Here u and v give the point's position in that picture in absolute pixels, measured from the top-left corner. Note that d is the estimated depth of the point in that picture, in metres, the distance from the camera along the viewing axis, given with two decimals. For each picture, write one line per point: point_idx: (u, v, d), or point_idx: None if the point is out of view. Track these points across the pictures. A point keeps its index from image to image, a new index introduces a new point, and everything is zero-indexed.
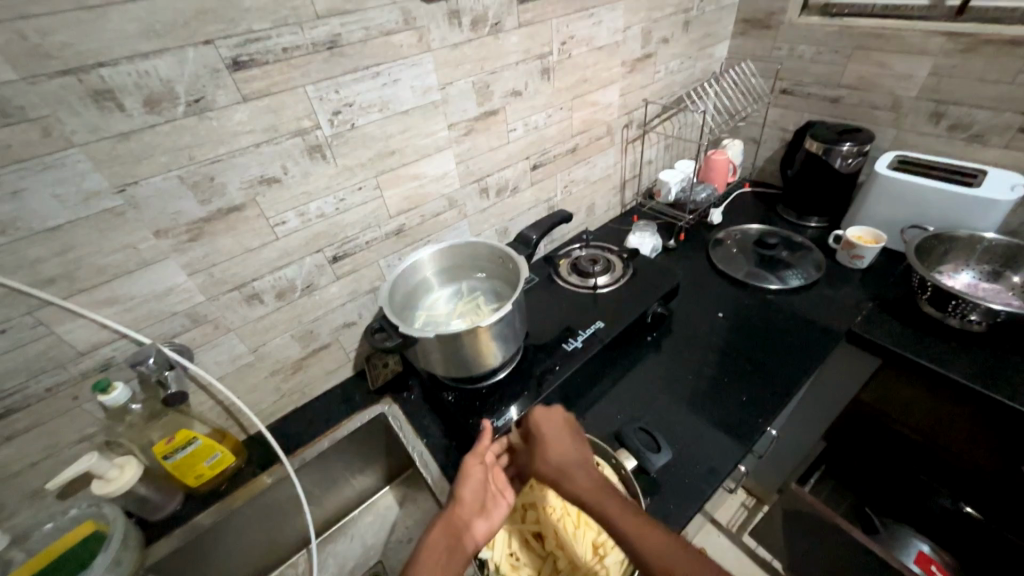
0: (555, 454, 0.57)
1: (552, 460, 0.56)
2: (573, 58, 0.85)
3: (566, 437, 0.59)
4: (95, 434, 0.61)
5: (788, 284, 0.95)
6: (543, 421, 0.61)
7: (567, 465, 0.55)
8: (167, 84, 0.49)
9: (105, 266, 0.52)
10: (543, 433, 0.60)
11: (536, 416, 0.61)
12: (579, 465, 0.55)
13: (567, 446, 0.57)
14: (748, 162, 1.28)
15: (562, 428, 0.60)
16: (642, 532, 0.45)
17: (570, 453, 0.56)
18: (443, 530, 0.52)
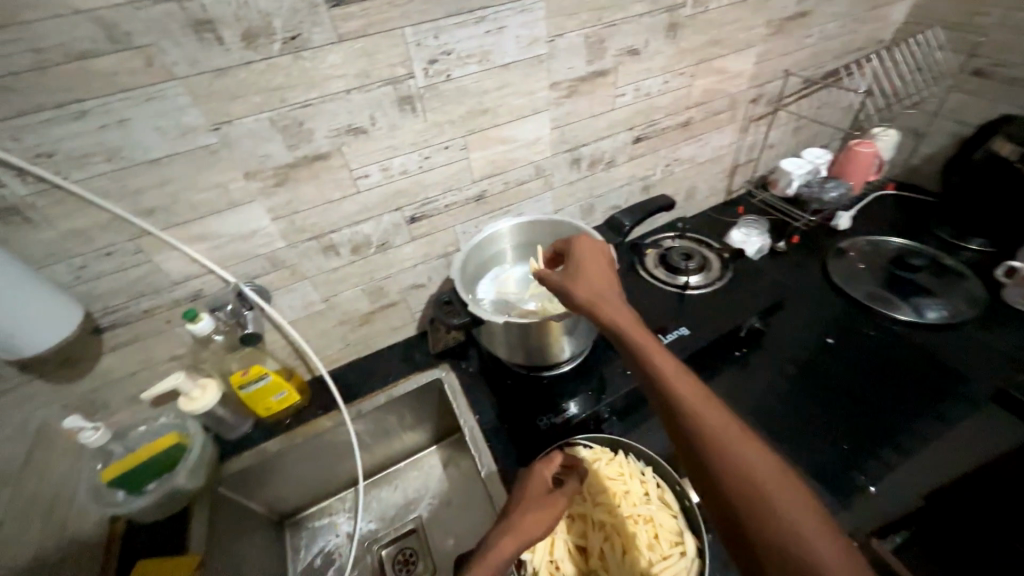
0: (596, 284, 0.52)
1: (592, 291, 0.51)
2: (708, 13, 0.71)
3: (605, 269, 0.54)
4: (184, 355, 0.66)
5: (927, 317, 0.78)
6: (586, 250, 0.56)
7: (607, 298, 0.50)
8: (265, 17, 0.45)
9: (198, 202, 0.53)
10: (583, 260, 0.55)
11: (581, 243, 0.57)
12: (617, 299, 0.50)
13: (609, 284, 0.52)
14: (899, 157, 1.05)
15: (603, 259, 0.56)
16: (698, 402, 0.41)
17: (612, 290, 0.51)
18: (510, 537, 0.48)
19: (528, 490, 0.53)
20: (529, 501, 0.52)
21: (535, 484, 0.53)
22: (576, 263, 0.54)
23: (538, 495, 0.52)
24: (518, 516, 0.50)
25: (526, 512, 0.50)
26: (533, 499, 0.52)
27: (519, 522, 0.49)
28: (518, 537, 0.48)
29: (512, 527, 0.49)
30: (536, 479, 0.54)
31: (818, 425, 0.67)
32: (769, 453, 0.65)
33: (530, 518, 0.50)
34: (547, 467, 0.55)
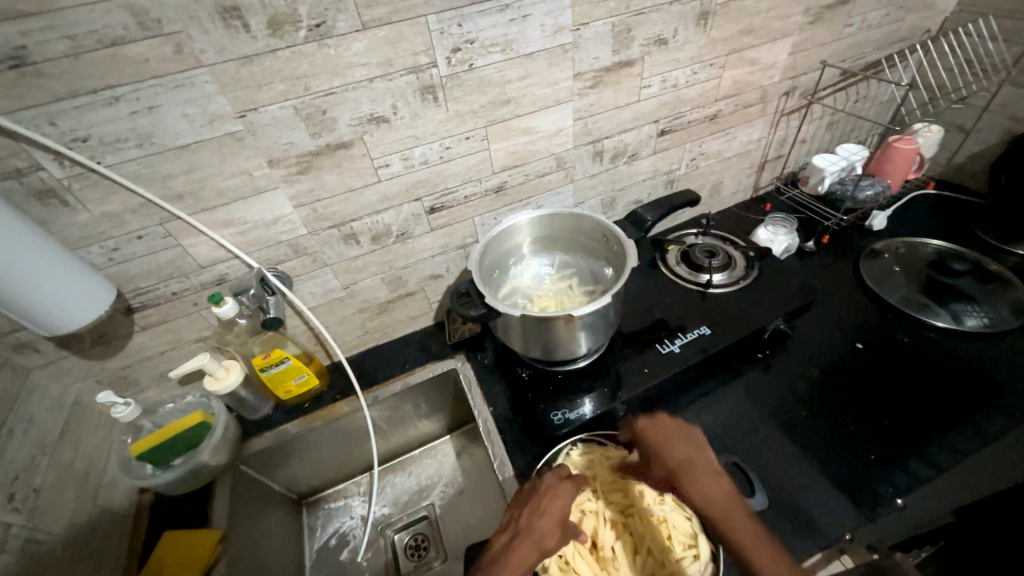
0: (672, 463, 0.52)
1: (670, 470, 0.52)
2: (741, 1, 0.68)
3: (680, 438, 0.53)
4: (210, 337, 0.68)
5: (968, 324, 0.74)
6: (655, 424, 0.55)
7: (688, 477, 0.50)
8: (291, 4, 0.46)
9: (224, 189, 0.54)
10: (649, 438, 0.55)
11: (642, 419, 0.56)
12: (700, 475, 0.50)
13: (685, 455, 0.52)
14: (942, 155, 0.99)
15: (672, 427, 0.55)
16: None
17: (689, 464, 0.51)
18: (529, 550, 0.48)
19: (550, 502, 0.52)
20: (550, 515, 0.51)
21: (558, 496, 0.52)
22: (645, 444, 0.55)
23: (560, 509, 0.52)
24: (539, 529, 0.49)
25: (546, 526, 0.50)
26: (554, 513, 0.51)
27: (539, 535, 0.49)
28: (539, 551, 0.48)
29: (531, 541, 0.48)
30: (560, 490, 0.53)
31: (845, 433, 0.65)
32: (790, 459, 0.63)
33: (549, 533, 0.49)
34: (572, 482, 0.54)
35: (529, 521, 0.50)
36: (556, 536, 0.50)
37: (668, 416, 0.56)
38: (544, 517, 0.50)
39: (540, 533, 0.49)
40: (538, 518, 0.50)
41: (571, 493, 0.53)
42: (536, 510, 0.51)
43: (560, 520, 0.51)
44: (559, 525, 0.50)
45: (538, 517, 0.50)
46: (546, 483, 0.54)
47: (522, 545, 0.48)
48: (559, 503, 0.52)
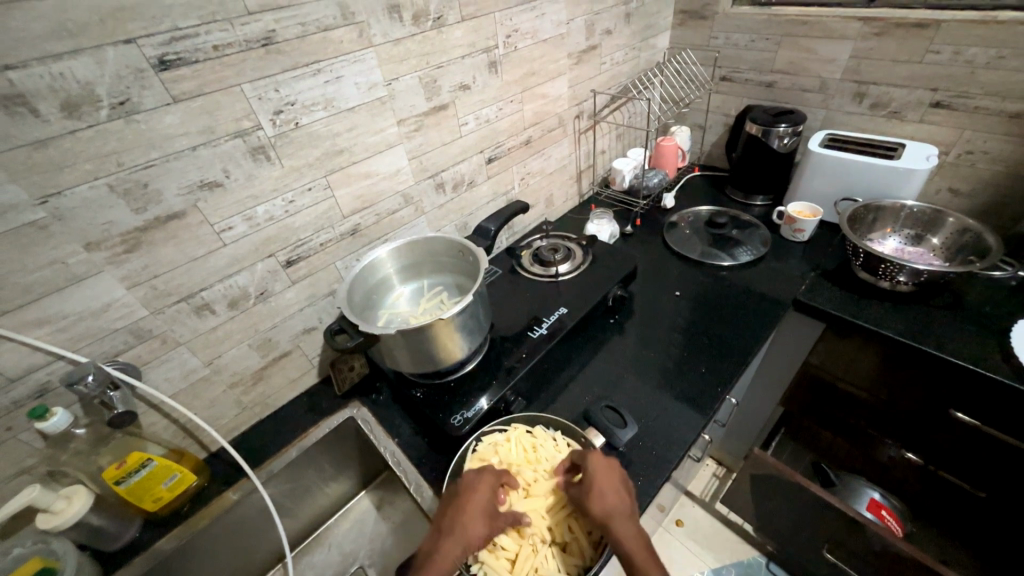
0: (603, 498, 0.53)
1: (606, 509, 0.52)
2: (519, 51, 0.86)
3: (609, 478, 0.55)
4: (38, 463, 0.58)
5: (739, 260, 0.99)
6: (599, 468, 0.56)
7: (615, 522, 0.51)
8: (86, 87, 0.46)
9: (30, 284, 0.49)
10: (595, 476, 0.55)
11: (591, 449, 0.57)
12: (626, 518, 0.52)
13: (617, 500, 0.53)
14: (696, 147, 1.34)
15: (606, 464, 0.56)
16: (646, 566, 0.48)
17: (614, 511, 0.52)
18: (455, 553, 0.51)
19: (473, 499, 0.54)
20: (477, 511, 0.54)
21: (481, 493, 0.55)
22: (591, 476, 0.55)
23: (484, 503, 0.54)
24: (466, 528, 0.52)
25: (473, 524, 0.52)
26: (482, 508, 0.54)
27: (465, 533, 0.52)
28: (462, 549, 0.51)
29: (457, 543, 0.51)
30: (481, 485, 0.56)
31: (683, 360, 0.82)
32: (650, 394, 0.77)
33: (479, 531, 0.52)
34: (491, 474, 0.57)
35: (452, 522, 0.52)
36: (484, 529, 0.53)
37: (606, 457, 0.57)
38: (471, 516, 0.53)
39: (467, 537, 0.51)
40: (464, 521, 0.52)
41: (489, 482, 0.56)
42: (462, 510, 0.53)
43: (480, 512, 0.53)
44: (484, 518, 0.53)
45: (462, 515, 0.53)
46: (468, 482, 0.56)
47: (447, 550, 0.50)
48: (479, 498, 0.55)
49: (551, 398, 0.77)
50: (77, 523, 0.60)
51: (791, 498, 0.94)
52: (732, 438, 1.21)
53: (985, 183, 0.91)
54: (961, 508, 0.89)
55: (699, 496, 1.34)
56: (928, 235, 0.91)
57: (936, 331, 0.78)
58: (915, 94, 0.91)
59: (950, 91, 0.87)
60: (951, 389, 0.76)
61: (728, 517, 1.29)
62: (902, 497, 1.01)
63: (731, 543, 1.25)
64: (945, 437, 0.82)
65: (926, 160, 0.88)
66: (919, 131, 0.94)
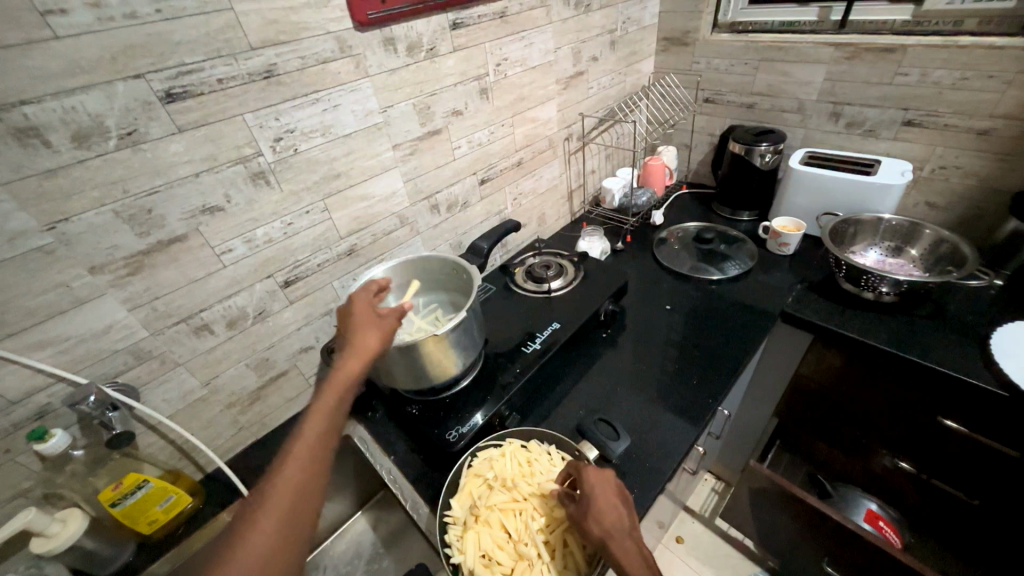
0: (604, 520, 0.52)
1: (606, 526, 0.52)
2: (509, 78, 0.90)
3: (614, 500, 0.54)
4: (34, 486, 0.58)
5: (727, 273, 1.02)
6: (598, 488, 0.55)
7: (617, 542, 0.51)
8: (96, 119, 0.49)
9: (35, 307, 0.51)
10: (594, 494, 0.54)
11: (592, 469, 0.57)
12: (627, 540, 0.52)
13: (620, 519, 0.53)
14: (683, 166, 1.38)
15: (610, 487, 0.56)
16: None
17: (614, 531, 0.52)
18: (325, 401, 0.51)
19: (352, 339, 0.56)
20: (357, 352, 0.55)
21: (363, 337, 0.56)
22: (593, 494, 0.54)
23: (367, 314, 0.58)
24: (346, 366, 0.54)
25: (361, 334, 0.56)
26: (369, 320, 0.58)
27: (340, 376, 0.53)
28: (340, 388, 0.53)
29: (351, 357, 0.54)
30: (357, 322, 0.57)
31: (673, 373, 0.83)
32: (642, 407, 0.78)
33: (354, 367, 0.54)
34: (362, 293, 0.61)
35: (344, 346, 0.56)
36: (376, 333, 0.57)
37: (609, 478, 0.57)
38: (348, 358, 0.54)
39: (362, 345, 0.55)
40: (354, 336, 0.56)
41: (365, 316, 0.58)
42: (351, 330, 0.57)
43: (366, 345, 0.55)
44: (369, 327, 0.57)
45: (343, 359, 0.54)
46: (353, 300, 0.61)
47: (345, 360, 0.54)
48: (362, 338, 0.56)
49: (545, 413, 0.78)
50: (71, 547, 0.60)
51: (792, 511, 0.93)
52: (729, 451, 1.22)
53: (959, 196, 0.95)
54: (956, 517, 0.89)
55: (698, 512, 1.34)
56: (908, 247, 0.94)
57: (919, 340, 0.80)
58: (887, 114, 0.96)
59: (920, 111, 0.92)
60: (937, 397, 0.78)
61: (728, 533, 1.28)
62: (899, 508, 1.01)
63: (733, 558, 1.23)
64: (936, 445, 0.83)
65: (902, 175, 0.92)
66: (893, 148, 0.99)
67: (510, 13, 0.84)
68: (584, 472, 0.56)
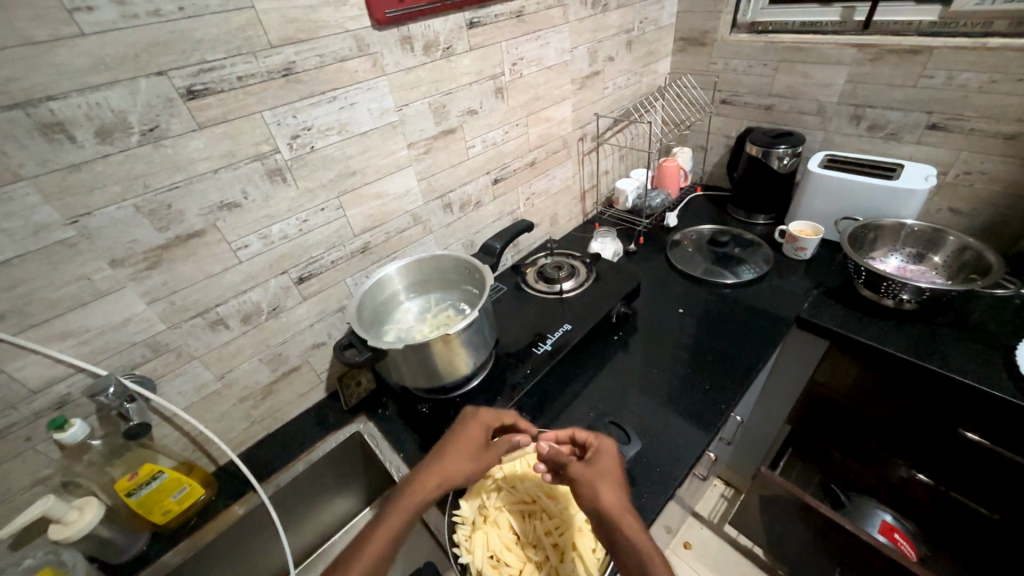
0: (615, 487, 0.53)
1: (616, 493, 0.52)
2: (524, 78, 0.90)
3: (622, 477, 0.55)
4: (53, 474, 0.60)
5: (742, 277, 1.00)
6: (607, 456, 0.57)
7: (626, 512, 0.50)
8: (119, 115, 0.49)
9: (57, 299, 0.52)
10: (606, 464, 0.55)
11: (605, 444, 0.58)
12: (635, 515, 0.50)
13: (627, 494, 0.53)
14: (698, 167, 1.37)
15: (619, 465, 0.57)
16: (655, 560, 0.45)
17: (619, 500, 0.51)
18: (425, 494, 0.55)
19: (463, 434, 0.59)
20: (461, 447, 0.58)
21: (470, 430, 0.60)
22: (605, 463, 0.55)
23: (476, 442, 0.59)
24: (450, 461, 0.57)
25: (456, 462, 0.57)
26: (472, 450, 0.58)
27: (445, 465, 0.57)
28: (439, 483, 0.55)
29: (440, 478, 0.55)
30: (473, 431, 0.60)
31: (685, 377, 0.82)
32: (653, 410, 0.77)
33: (461, 463, 0.57)
34: (490, 412, 0.62)
35: (440, 452, 0.58)
36: (469, 465, 0.57)
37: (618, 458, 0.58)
38: (451, 448, 0.58)
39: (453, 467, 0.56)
40: (448, 456, 0.57)
41: (481, 426, 0.60)
42: (449, 443, 0.59)
43: (470, 449, 0.58)
44: (471, 455, 0.58)
45: (445, 452, 0.58)
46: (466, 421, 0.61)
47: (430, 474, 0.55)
48: (472, 439, 0.59)
49: (555, 414, 0.78)
50: (87, 534, 0.61)
51: (803, 520, 0.92)
52: (740, 457, 1.20)
53: (985, 202, 0.92)
54: (976, 532, 0.87)
55: (707, 518, 1.32)
56: (929, 254, 0.92)
57: (941, 349, 0.78)
58: (911, 117, 0.94)
59: (945, 114, 0.90)
60: (959, 408, 0.76)
61: (737, 540, 1.27)
62: (915, 521, 0.99)
63: (741, 566, 1.22)
64: (956, 457, 0.80)
65: (925, 180, 0.90)
66: (916, 152, 0.96)
67: (527, 12, 0.84)
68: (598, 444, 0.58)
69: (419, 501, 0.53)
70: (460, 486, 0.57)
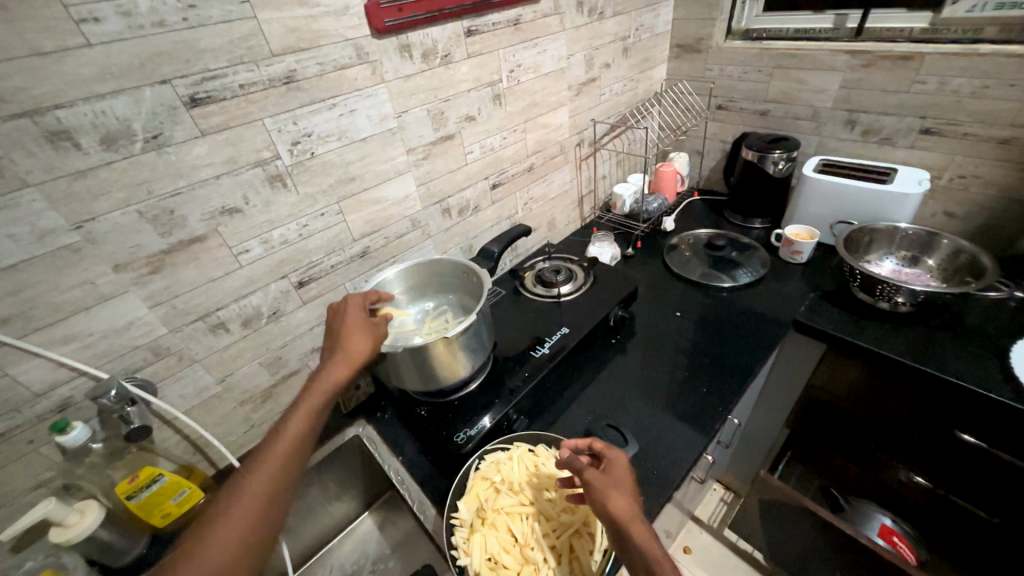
0: (629, 498, 0.53)
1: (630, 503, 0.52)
2: (521, 84, 0.91)
3: (633, 484, 0.56)
4: (54, 477, 0.60)
5: (738, 281, 1.01)
6: (621, 466, 0.56)
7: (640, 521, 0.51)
8: (124, 122, 0.50)
9: (61, 303, 0.52)
10: (619, 474, 0.55)
11: (616, 454, 0.58)
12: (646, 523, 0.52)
13: (638, 502, 0.54)
14: (695, 172, 1.38)
15: (630, 472, 0.57)
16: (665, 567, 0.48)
17: (632, 509, 0.52)
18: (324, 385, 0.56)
19: (347, 323, 0.62)
20: (351, 331, 0.61)
21: (351, 316, 0.63)
22: (617, 473, 0.55)
23: (360, 320, 0.63)
24: (345, 344, 0.60)
25: (349, 342, 0.60)
26: (359, 328, 0.62)
27: (346, 347, 0.59)
28: (345, 364, 0.58)
29: (345, 355, 0.58)
30: (353, 318, 0.63)
31: (682, 380, 0.82)
32: (650, 413, 0.77)
33: (356, 341, 0.60)
34: (360, 297, 0.66)
35: (334, 343, 0.60)
36: (365, 338, 0.61)
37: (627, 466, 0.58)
38: (342, 337, 0.60)
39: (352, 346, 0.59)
40: (340, 343, 0.60)
41: (357, 307, 0.64)
42: (342, 334, 0.61)
43: (356, 331, 0.61)
44: (364, 333, 0.61)
45: (340, 339, 0.60)
46: (338, 314, 0.64)
47: (335, 363, 0.58)
48: (353, 323, 0.62)
49: (552, 417, 0.78)
50: (88, 538, 0.62)
51: (802, 525, 0.92)
52: (739, 460, 1.20)
53: (978, 206, 0.93)
54: (975, 535, 0.87)
55: (706, 523, 1.32)
56: (924, 257, 0.93)
57: (937, 352, 0.78)
58: (904, 122, 0.95)
59: (938, 119, 0.91)
60: (955, 410, 0.76)
61: (737, 544, 1.26)
62: (914, 525, 0.99)
63: (742, 571, 1.21)
64: (953, 460, 0.81)
65: (919, 184, 0.91)
66: (910, 156, 0.97)
67: (524, 20, 0.86)
68: (608, 454, 0.57)
69: (333, 386, 0.56)
70: (366, 361, 0.60)
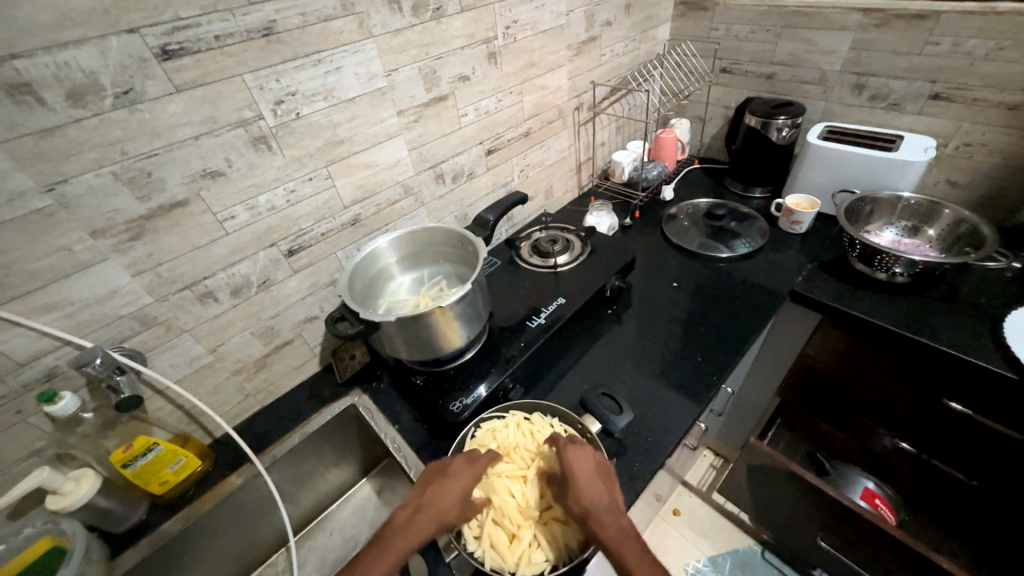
0: (582, 496, 0.52)
1: (585, 504, 0.51)
2: (518, 42, 0.86)
3: (591, 471, 0.55)
4: (47, 446, 0.60)
5: (737, 251, 1.00)
6: (575, 460, 0.56)
7: (598, 514, 0.50)
8: (90, 76, 0.47)
9: (38, 270, 0.50)
10: (572, 468, 0.55)
11: (568, 448, 0.57)
12: (607, 506, 0.51)
13: (597, 490, 0.53)
14: (696, 139, 1.34)
15: (588, 462, 0.56)
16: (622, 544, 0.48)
17: (588, 502, 0.51)
18: (408, 541, 0.49)
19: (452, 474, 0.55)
20: (455, 486, 0.54)
21: (460, 466, 0.56)
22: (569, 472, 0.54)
23: (463, 479, 0.55)
24: (441, 499, 0.53)
25: (446, 490, 0.54)
26: (458, 483, 0.55)
27: (439, 501, 0.53)
28: (438, 519, 0.51)
29: (435, 509, 0.52)
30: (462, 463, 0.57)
31: (678, 350, 0.83)
32: (645, 383, 0.78)
33: (451, 498, 0.53)
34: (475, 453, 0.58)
35: (427, 492, 0.54)
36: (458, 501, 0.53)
37: (588, 455, 0.57)
38: (440, 488, 0.54)
39: (445, 499, 0.53)
40: (433, 488, 0.54)
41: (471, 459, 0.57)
42: (440, 482, 0.55)
43: (461, 486, 0.54)
44: (460, 490, 0.54)
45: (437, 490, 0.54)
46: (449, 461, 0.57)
47: (423, 510, 0.52)
48: (460, 476, 0.55)
49: (548, 386, 0.78)
50: (84, 505, 0.62)
51: (789, 489, 0.95)
52: (729, 427, 1.23)
53: (983, 175, 0.91)
54: (954, 497, 0.90)
55: (695, 486, 1.36)
56: (925, 227, 0.92)
57: (932, 322, 0.78)
58: (914, 86, 0.92)
59: (949, 83, 0.88)
60: (946, 379, 0.77)
61: (724, 506, 1.31)
62: (896, 488, 1.02)
63: (728, 532, 1.27)
64: (939, 427, 0.83)
65: (924, 152, 0.89)
66: (917, 123, 0.95)
67: None
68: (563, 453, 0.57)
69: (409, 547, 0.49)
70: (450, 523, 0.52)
